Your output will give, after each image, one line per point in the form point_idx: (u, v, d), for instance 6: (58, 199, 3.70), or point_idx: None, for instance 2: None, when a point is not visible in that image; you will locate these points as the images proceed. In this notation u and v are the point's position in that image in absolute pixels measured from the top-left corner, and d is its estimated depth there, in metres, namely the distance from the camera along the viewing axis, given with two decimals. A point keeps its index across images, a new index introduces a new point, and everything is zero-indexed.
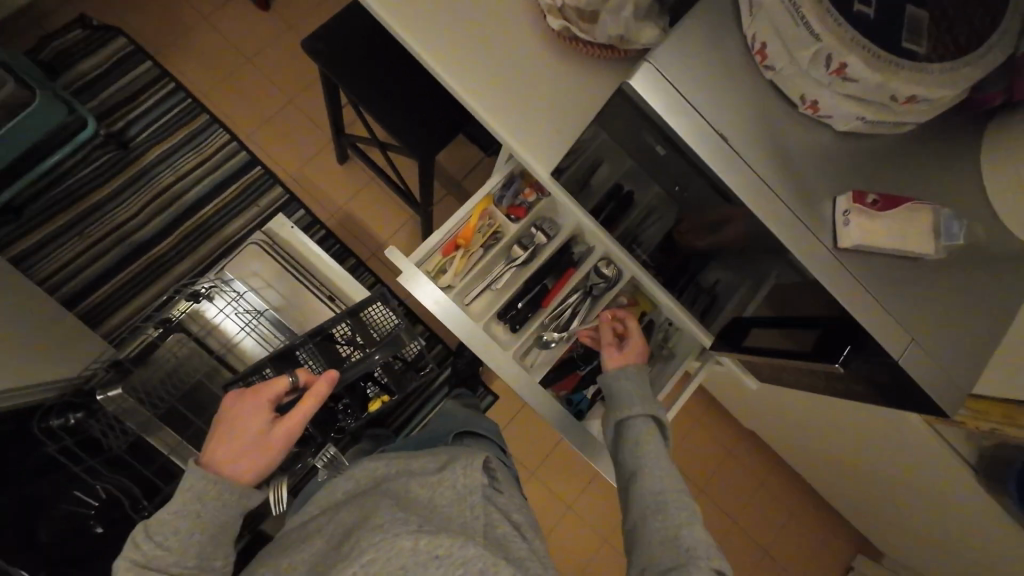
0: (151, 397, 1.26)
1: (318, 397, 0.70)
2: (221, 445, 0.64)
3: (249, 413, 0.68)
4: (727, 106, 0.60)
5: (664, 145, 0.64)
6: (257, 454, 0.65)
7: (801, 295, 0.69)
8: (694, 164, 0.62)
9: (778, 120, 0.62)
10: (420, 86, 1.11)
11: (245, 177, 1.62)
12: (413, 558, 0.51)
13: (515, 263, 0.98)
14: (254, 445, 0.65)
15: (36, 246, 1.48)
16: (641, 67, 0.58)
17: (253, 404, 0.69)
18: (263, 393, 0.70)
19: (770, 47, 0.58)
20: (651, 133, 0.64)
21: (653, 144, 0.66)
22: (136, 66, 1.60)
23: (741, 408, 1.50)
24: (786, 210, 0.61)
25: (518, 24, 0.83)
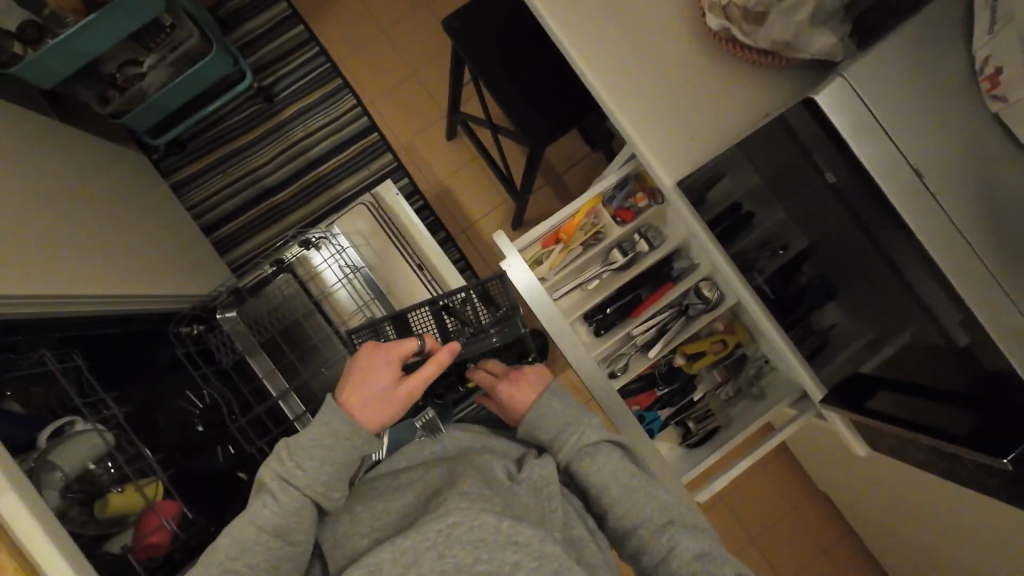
0: (257, 326, 1.41)
1: (441, 363, 0.73)
2: (356, 392, 0.69)
3: (379, 367, 0.71)
4: (915, 137, 0.56)
5: (835, 173, 0.59)
6: (386, 404, 0.70)
7: (944, 366, 0.61)
8: (862, 197, 0.58)
9: (998, 160, 0.56)
10: (544, 74, 1.11)
11: (363, 141, 1.74)
12: (493, 536, 0.54)
13: (610, 267, 0.95)
14: (383, 396, 0.70)
15: (190, 178, 1.72)
16: (832, 84, 0.56)
17: (384, 359, 0.72)
18: (394, 349, 0.73)
19: (1007, 73, 0.53)
20: (824, 159, 0.60)
21: (822, 170, 0.61)
22: (290, 29, 1.77)
23: (824, 468, 1.36)
24: (976, 263, 0.55)
25: (669, 20, 0.79)
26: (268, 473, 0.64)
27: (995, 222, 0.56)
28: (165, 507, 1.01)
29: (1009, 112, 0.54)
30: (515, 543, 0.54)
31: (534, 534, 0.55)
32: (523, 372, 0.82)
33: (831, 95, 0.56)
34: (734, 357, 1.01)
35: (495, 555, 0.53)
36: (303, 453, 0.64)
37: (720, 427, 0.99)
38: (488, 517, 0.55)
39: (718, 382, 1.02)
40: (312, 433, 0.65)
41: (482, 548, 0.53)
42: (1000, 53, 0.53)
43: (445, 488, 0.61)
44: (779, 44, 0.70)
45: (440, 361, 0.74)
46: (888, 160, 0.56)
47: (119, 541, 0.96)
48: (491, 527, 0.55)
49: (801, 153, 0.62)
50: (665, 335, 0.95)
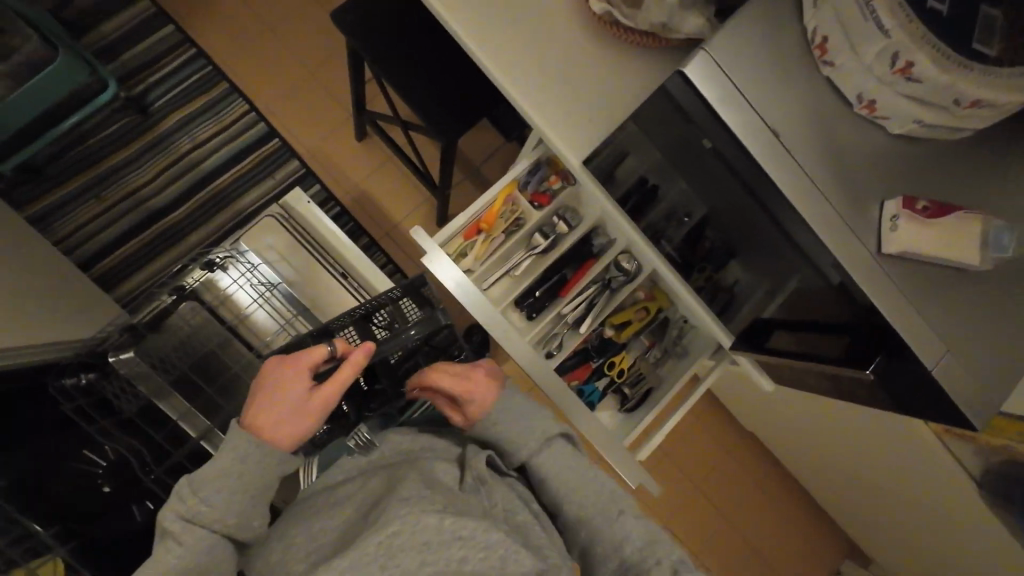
0: (163, 362, 1.26)
1: (357, 367, 0.68)
2: (262, 410, 0.63)
3: (285, 378, 0.65)
4: (772, 101, 0.63)
5: (711, 139, 0.66)
6: (296, 418, 0.64)
7: (823, 299, 0.71)
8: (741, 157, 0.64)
9: (836, 119, 0.65)
10: (446, 66, 1.10)
11: (262, 149, 1.61)
12: (438, 538, 0.53)
13: (534, 252, 0.98)
14: (292, 409, 0.64)
15: (55, 206, 1.49)
16: (697, 55, 0.61)
17: (292, 369, 0.66)
18: (301, 359, 0.67)
19: (832, 41, 0.61)
20: (699, 126, 0.66)
21: (699, 138, 0.68)
22: (158, 30, 1.58)
23: (746, 410, 1.52)
24: (832, 209, 0.63)
25: (556, 7, 0.82)
26: (189, 521, 0.58)
27: (839, 171, 0.64)
28: None
29: (842, 75, 0.62)
30: (461, 539, 0.53)
31: (480, 524, 0.55)
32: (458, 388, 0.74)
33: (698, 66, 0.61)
34: (658, 322, 1.08)
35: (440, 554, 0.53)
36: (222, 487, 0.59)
37: (653, 387, 1.07)
38: (433, 520, 0.54)
39: (647, 346, 1.09)
40: (229, 469, 0.59)
41: (427, 551, 0.53)
42: (825, 25, 0.61)
43: (385, 496, 0.59)
44: (656, 26, 0.75)
45: (355, 364, 0.68)
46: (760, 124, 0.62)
47: None
48: (435, 527, 0.54)
49: (684, 125, 0.68)
50: (594, 309, 0.98)
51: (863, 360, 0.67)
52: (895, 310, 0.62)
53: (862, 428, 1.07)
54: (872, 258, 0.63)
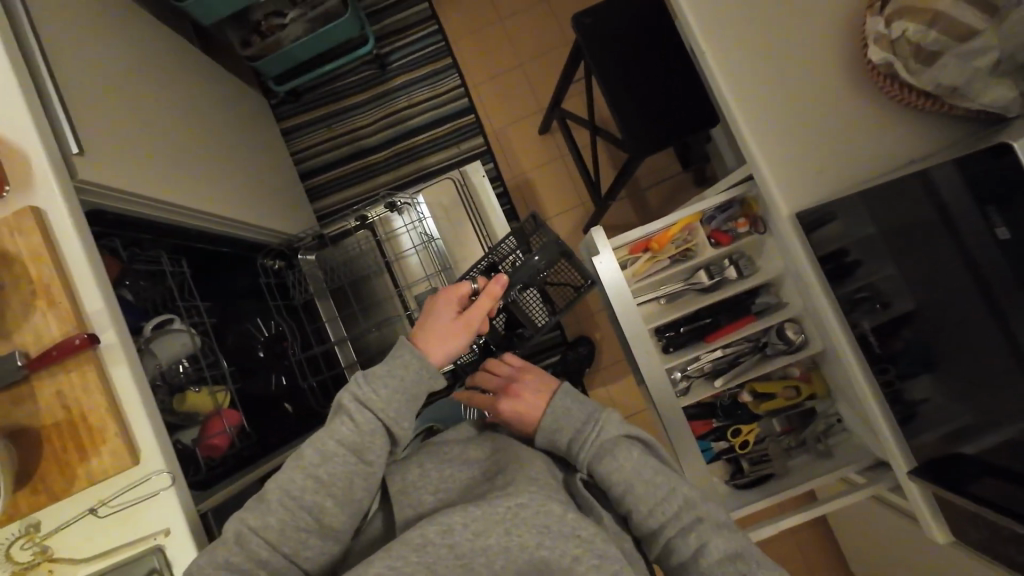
0: (331, 273, 1.54)
1: (494, 295, 0.80)
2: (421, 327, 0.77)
3: (439, 304, 0.79)
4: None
5: (1008, 229, 0.55)
6: (450, 333, 0.76)
7: None
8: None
9: None
10: (661, 84, 1.10)
11: (459, 120, 1.80)
12: (558, 524, 0.55)
13: (694, 287, 0.94)
14: (446, 322, 0.76)
15: (299, 126, 1.86)
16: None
17: (445, 299, 0.80)
18: (451, 292, 0.81)
19: None
20: (999, 211, 0.55)
21: (991, 225, 0.56)
22: (415, 5, 1.85)
23: (860, 543, 1.28)
24: None
25: (826, 48, 0.76)
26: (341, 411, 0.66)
27: None
28: (229, 417, 1.08)
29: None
30: (579, 538, 0.55)
31: (598, 533, 0.56)
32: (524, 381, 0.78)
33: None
34: (802, 409, 0.98)
35: (555, 545, 0.55)
36: (382, 398, 0.66)
37: (774, 476, 0.95)
38: (554, 507, 0.56)
39: (780, 431, 0.99)
40: (385, 390, 0.66)
41: (545, 534, 0.55)
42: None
43: (513, 467, 0.63)
44: (942, 90, 0.66)
45: (493, 294, 0.81)
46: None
47: (189, 433, 1.03)
48: (558, 519, 0.56)
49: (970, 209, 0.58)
50: (737, 367, 0.94)
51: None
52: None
53: None
54: None
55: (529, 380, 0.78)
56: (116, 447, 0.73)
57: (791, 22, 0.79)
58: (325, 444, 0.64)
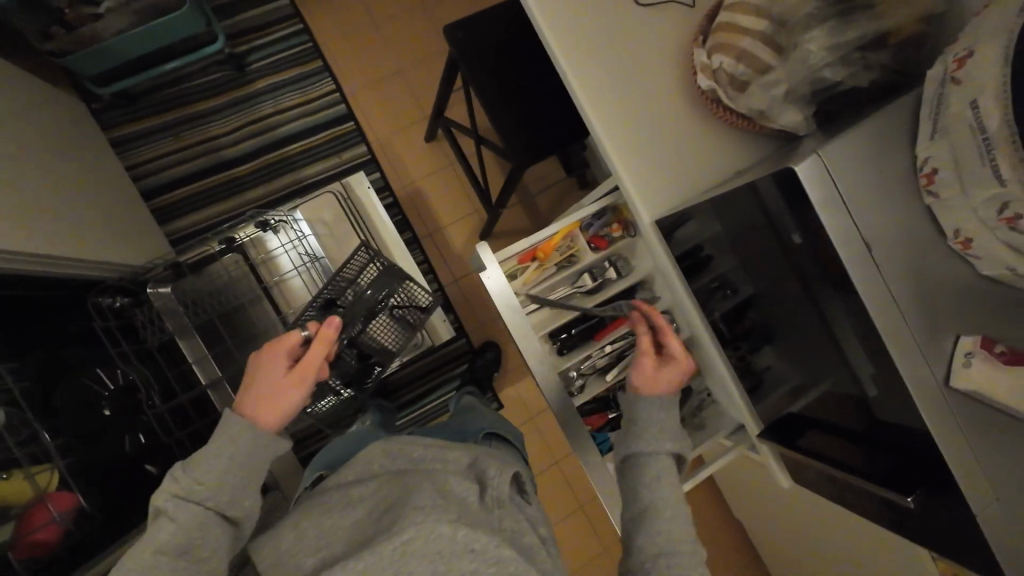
0: (194, 307, 1.32)
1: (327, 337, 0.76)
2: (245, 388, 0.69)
3: (266, 359, 0.73)
4: (867, 218, 0.62)
5: (801, 235, 0.65)
6: (282, 388, 0.70)
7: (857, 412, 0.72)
8: (827, 263, 0.63)
9: (928, 245, 0.66)
10: (536, 97, 1.15)
11: (336, 128, 1.68)
12: (451, 547, 0.54)
13: (580, 290, 1.00)
14: (276, 374, 0.71)
15: (136, 134, 1.57)
16: (809, 158, 0.61)
17: (272, 352, 0.74)
18: (279, 343, 0.75)
19: (942, 175, 0.62)
20: (793, 220, 0.65)
21: (789, 232, 0.67)
22: (273, 1, 1.67)
23: (736, 493, 1.49)
24: (910, 332, 0.62)
25: (667, 75, 0.87)
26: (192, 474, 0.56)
27: (924, 297, 0.63)
28: (59, 501, 0.89)
29: (943, 211, 0.64)
30: (472, 552, 0.54)
31: (491, 541, 0.55)
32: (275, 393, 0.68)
33: (808, 168, 0.61)
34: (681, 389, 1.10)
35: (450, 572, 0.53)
36: None
37: None
38: (446, 530, 0.55)
39: None
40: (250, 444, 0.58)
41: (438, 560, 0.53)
42: (938, 158, 0.62)
43: (401, 501, 0.59)
44: (753, 112, 0.79)
45: (327, 337, 0.76)
46: (855, 239, 0.61)
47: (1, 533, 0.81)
48: (448, 540, 0.54)
49: (775, 217, 0.68)
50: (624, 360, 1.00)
51: (906, 488, 0.66)
52: (950, 443, 0.61)
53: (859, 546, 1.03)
54: (938, 387, 0.62)
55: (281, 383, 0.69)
56: None
57: (639, 50, 0.87)
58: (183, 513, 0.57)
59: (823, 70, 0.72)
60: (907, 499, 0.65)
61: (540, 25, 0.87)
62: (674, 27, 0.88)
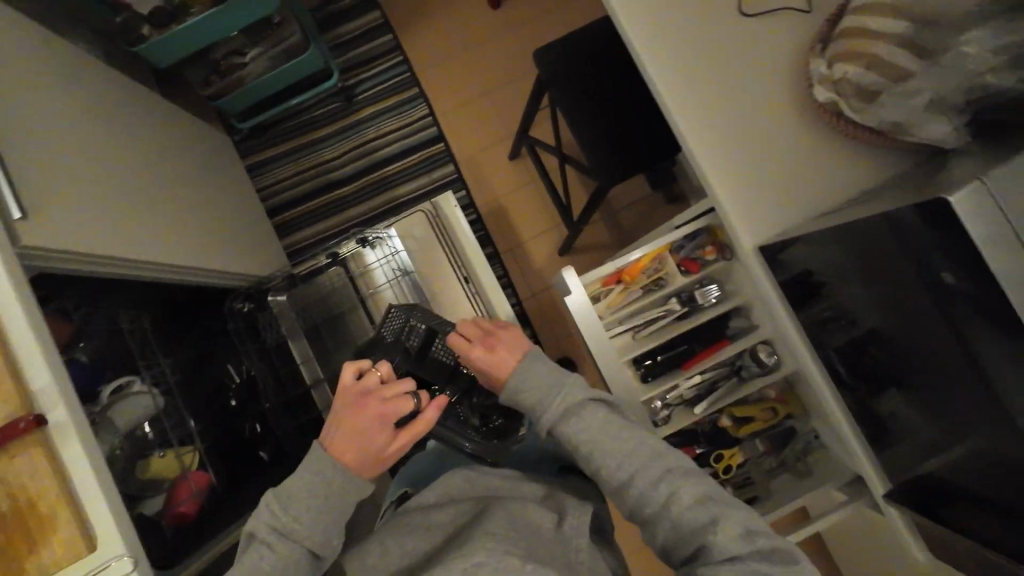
0: (303, 312, 1.48)
1: (426, 424, 0.67)
2: (339, 432, 0.65)
3: (368, 418, 0.65)
4: None
5: (953, 274, 0.56)
6: (368, 448, 0.65)
7: (1007, 480, 0.61)
8: (983, 305, 0.54)
9: None
10: (625, 114, 1.12)
11: (428, 149, 1.80)
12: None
13: (669, 316, 0.95)
14: (378, 445, 0.65)
15: (265, 161, 1.82)
16: (969, 185, 0.52)
17: (375, 413, 0.65)
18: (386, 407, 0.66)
19: None
20: (942, 257, 0.56)
21: (939, 269, 0.57)
22: (379, 38, 1.85)
23: (846, 552, 1.29)
24: None
25: (776, 88, 0.80)
26: (301, 475, 0.63)
27: None
28: (197, 480, 1.03)
29: None
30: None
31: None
32: (357, 444, 0.65)
33: (967, 199, 0.52)
34: (782, 428, 0.99)
35: None
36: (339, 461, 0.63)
37: (758, 497, 0.97)
38: (512, 561, 0.54)
39: (762, 452, 0.99)
40: (345, 456, 0.64)
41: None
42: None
43: (469, 529, 0.60)
44: (886, 124, 0.69)
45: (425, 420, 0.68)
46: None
47: (153, 504, 0.97)
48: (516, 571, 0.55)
49: (914, 253, 0.59)
50: (713, 393, 0.95)
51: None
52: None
53: None
54: None
55: (366, 439, 0.65)
56: (73, 539, 0.68)
57: (739, 61, 0.82)
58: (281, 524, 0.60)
59: (980, 77, 0.62)
60: None
61: (634, 43, 0.85)
62: (785, 37, 0.81)
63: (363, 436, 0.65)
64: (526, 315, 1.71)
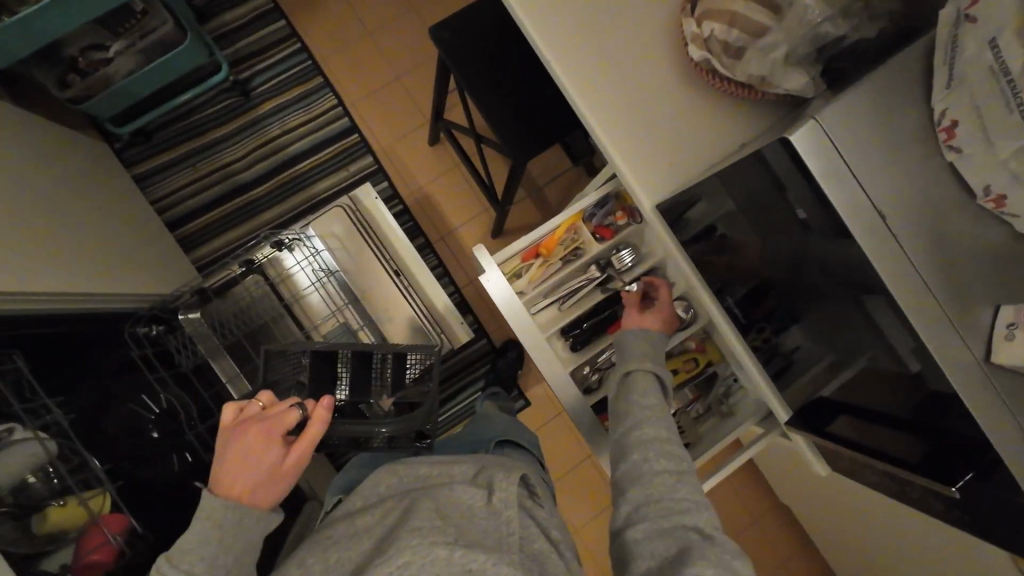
0: (222, 328, 1.41)
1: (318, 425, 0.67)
2: (232, 474, 0.60)
3: (255, 445, 0.62)
4: (881, 185, 0.59)
5: (806, 211, 0.62)
6: (266, 476, 0.62)
7: (872, 390, 0.69)
8: (836, 233, 0.60)
9: (953, 202, 0.61)
10: (529, 89, 1.12)
11: (341, 142, 1.71)
12: (448, 563, 0.54)
13: (589, 283, 0.98)
14: (269, 463, 0.62)
15: (155, 169, 1.64)
16: (804, 125, 0.58)
17: (263, 436, 0.63)
18: (271, 427, 0.64)
19: (962, 127, 0.57)
20: (796, 197, 0.62)
21: (794, 208, 0.64)
22: (270, 25, 1.71)
23: (776, 479, 1.42)
24: (938, 308, 0.59)
25: (657, 53, 0.83)
26: (211, 500, 0.59)
27: (945, 263, 0.60)
28: (112, 523, 0.95)
29: (971, 164, 0.58)
30: (467, 572, 0.54)
31: (489, 559, 0.55)
32: (253, 478, 0.61)
33: (804, 137, 0.58)
34: (706, 375, 1.06)
35: None
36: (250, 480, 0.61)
37: (692, 444, 1.03)
38: (437, 551, 0.55)
39: (689, 400, 1.06)
40: (258, 473, 0.61)
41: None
42: (958, 108, 0.57)
43: (398, 528, 0.60)
44: (754, 80, 0.74)
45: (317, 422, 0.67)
46: (859, 198, 0.58)
47: (60, 557, 0.88)
48: (443, 557, 0.54)
49: (782, 195, 0.64)
50: None
51: (950, 478, 0.62)
52: (989, 420, 0.58)
53: (904, 531, 0.98)
54: (973, 363, 0.58)
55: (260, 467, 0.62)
56: None
57: (622, 26, 0.84)
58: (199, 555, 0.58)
59: (821, 26, 0.66)
60: (953, 488, 0.61)
61: (521, 16, 0.84)
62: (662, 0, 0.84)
63: (258, 464, 0.62)
64: (465, 302, 1.69)
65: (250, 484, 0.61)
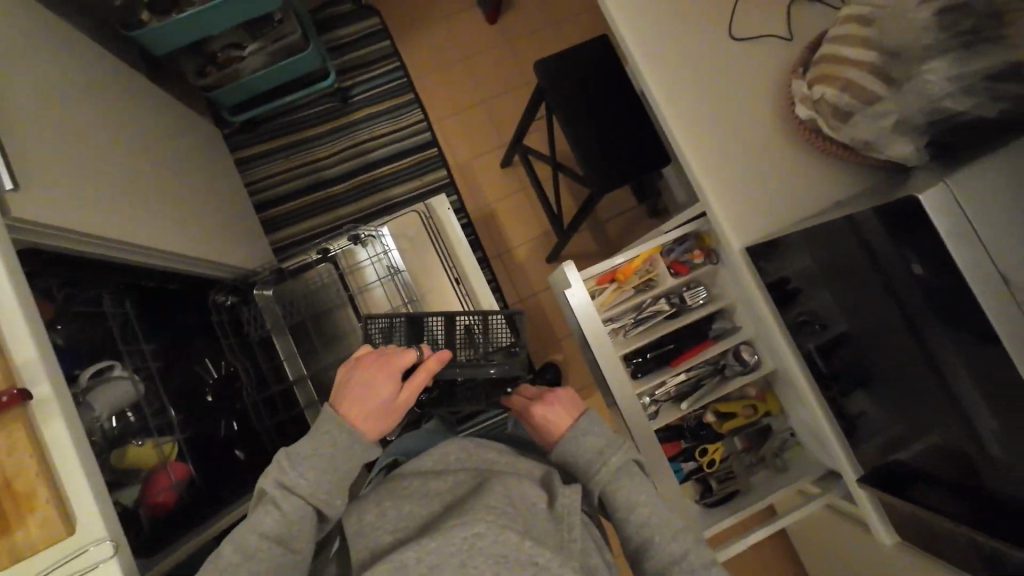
0: (290, 307, 1.49)
1: (430, 372, 0.75)
2: (356, 399, 0.70)
3: (380, 378, 0.71)
4: (1008, 253, 0.58)
5: (920, 264, 0.62)
6: (381, 408, 0.70)
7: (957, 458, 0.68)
8: (942, 295, 0.61)
9: None
10: (621, 126, 1.19)
11: (421, 153, 1.83)
12: (517, 553, 0.56)
13: (658, 315, 1.01)
14: (388, 396, 0.71)
15: (255, 155, 1.80)
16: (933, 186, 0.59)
17: (385, 372, 0.72)
18: (394, 365, 0.72)
19: None
20: (901, 253, 0.63)
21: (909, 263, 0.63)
22: (378, 42, 1.88)
23: (815, 554, 1.35)
24: None
25: (761, 107, 0.89)
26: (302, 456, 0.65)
27: None
28: (177, 471, 1.01)
29: None
30: (535, 565, 0.55)
31: (555, 558, 0.57)
32: (372, 407, 0.70)
33: (933, 197, 0.59)
34: (759, 427, 1.06)
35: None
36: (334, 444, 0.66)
37: (739, 491, 1.03)
38: (507, 535, 0.56)
39: (741, 447, 1.07)
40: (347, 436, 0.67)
41: (503, 564, 0.55)
42: None
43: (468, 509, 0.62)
44: (861, 142, 0.78)
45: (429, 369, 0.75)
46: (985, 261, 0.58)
47: (128, 494, 0.92)
48: (516, 545, 0.56)
49: (878, 254, 0.66)
50: (698, 390, 1.01)
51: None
52: None
53: None
54: None
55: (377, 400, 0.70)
56: (48, 521, 0.64)
57: (729, 79, 0.90)
58: (289, 498, 0.62)
59: (939, 101, 0.70)
60: None
61: (636, 59, 0.92)
62: (772, 60, 0.90)
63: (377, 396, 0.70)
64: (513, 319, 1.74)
65: (367, 413, 0.69)
